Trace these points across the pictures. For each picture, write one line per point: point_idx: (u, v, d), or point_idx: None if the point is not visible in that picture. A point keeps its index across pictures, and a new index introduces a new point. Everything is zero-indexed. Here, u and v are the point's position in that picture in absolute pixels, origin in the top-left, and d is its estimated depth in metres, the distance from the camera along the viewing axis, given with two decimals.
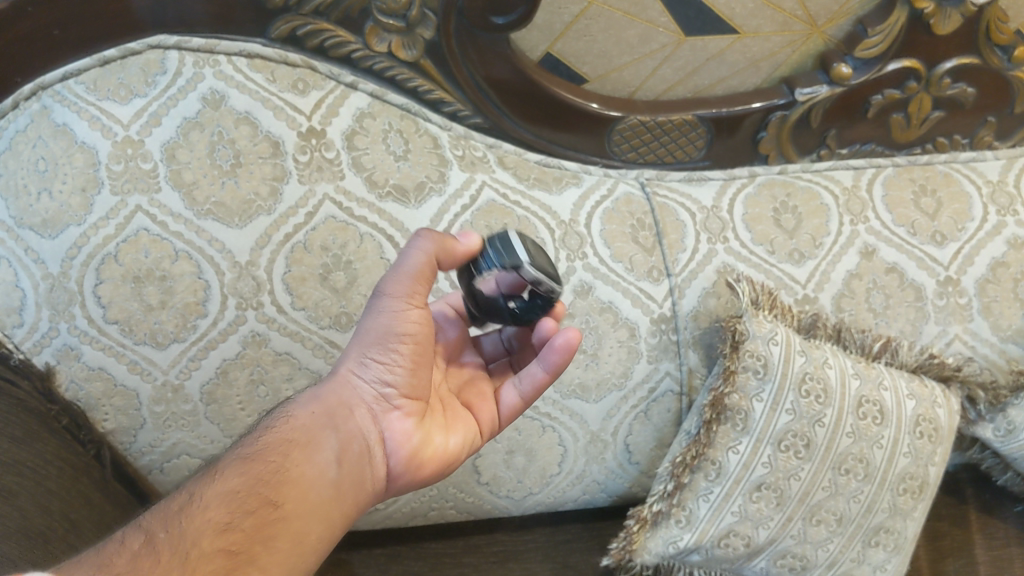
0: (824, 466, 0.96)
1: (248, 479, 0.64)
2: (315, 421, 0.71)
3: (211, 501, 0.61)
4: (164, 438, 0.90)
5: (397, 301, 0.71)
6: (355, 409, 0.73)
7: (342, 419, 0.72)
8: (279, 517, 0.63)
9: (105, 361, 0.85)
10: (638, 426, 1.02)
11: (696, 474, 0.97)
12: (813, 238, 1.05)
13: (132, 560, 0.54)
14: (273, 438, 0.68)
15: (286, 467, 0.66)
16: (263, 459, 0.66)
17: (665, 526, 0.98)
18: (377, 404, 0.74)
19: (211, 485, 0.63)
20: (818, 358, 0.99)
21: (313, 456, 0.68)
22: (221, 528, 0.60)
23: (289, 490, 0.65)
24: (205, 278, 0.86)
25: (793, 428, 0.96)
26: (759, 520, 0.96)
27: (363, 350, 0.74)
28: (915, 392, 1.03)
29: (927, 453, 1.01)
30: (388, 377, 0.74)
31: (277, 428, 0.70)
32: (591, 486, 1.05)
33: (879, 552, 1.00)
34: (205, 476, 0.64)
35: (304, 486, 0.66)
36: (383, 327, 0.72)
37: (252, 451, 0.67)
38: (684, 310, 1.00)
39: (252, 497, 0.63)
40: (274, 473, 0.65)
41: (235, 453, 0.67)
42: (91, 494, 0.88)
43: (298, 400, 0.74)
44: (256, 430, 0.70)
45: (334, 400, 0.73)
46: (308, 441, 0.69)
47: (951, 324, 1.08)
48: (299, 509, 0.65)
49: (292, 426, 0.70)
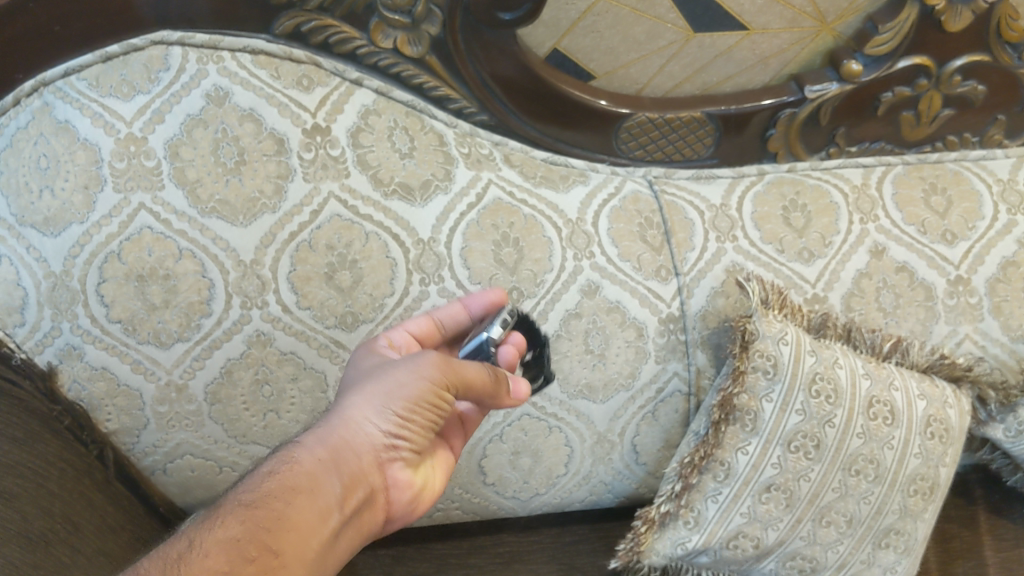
0: (834, 467, 0.95)
1: (252, 524, 0.56)
2: (325, 466, 0.62)
3: (212, 550, 0.54)
4: (167, 438, 0.89)
5: (434, 380, 0.67)
6: (367, 461, 0.65)
7: (353, 467, 0.64)
8: (283, 565, 0.55)
9: (107, 360, 0.85)
10: (645, 427, 1.01)
11: (704, 474, 0.96)
12: (822, 237, 1.04)
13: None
14: (280, 482, 0.59)
15: (292, 509, 0.58)
16: (267, 503, 0.57)
17: (672, 527, 0.97)
18: (383, 452, 0.67)
19: (210, 533, 0.55)
20: (828, 359, 0.98)
21: (324, 503, 0.60)
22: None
23: (295, 535, 0.57)
24: (209, 277, 0.85)
25: (802, 429, 0.94)
26: (768, 522, 0.95)
27: (376, 405, 0.66)
28: (925, 392, 1.02)
29: (938, 454, 1.00)
30: (400, 432, 0.67)
31: (281, 472, 0.60)
32: (598, 487, 1.04)
33: (889, 553, 0.99)
34: (204, 525, 0.56)
35: (311, 528, 0.58)
36: (406, 389, 0.67)
37: (253, 495, 0.58)
38: (693, 310, 0.99)
39: (254, 545, 0.55)
40: (279, 513, 0.57)
41: (235, 497, 0.58)
42: (92, 496, 0.87)
43: (298, 439, 0.65)
44: (255, 474, 0.60)
45: (342, 446, 0.64)
46: (320, 487, 0.60)
47: (961, 324, 1.07)
48: (303, 557, 0.57)
49: (301, 470, 0.61)
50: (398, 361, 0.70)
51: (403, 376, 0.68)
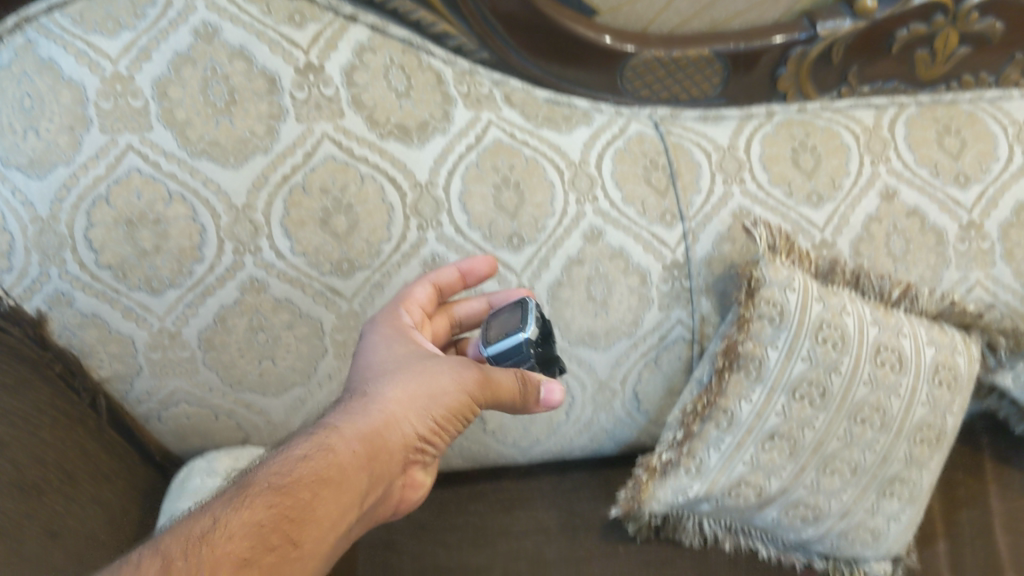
0: (839, 415, 0.94)
1: (280, 509, 0.53)
2: (357, 457, 0.60)
3: (239, 527, 0.50)
4: (161, 386, 0.88)
5: (472, 384, 0.68)
6: (394, 456, 0.64)
7: (381, 462, 0.62)
8: (305, 558, 0.52)
9: (99, 307, 0.83)
10: (647, 374, 1.00)
11: (706, 423, 0.95)
12: (832, 179, 1.00)
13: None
14: (313, 465, 0.56)
15: (325, 499, 0.55)
16: (297, 487, 0.54)
17: (674, 475, 0.96)
18: (409, 453, 0.66)
19: (238, 511, 0.52)
20: (835, 306, 0.94)
21: (349, 495, 0.57)
22: (245, 563, 0.48)
23: (321, 527, 0.54)
24: (200, 222, 0.82)
25: (807, 377, 0.92)
26: (771, 470, 0.94)
27: (413, 403, 0.66)
28: (935, 339, 0.99)
29: (946, 402, 0.98)
30: (427, 433, 0.67)
31: (313, 455, 0.57)
32: (599, 435, 1.04)
33: (893, 502, 0.98)
34: (232, 498, 0.53)
35: (334, 524, 0.55)
36: (445, 391, 0.68)
37: (283, 477, 0.55)
38: (698, 256, 0.96)
39: (280, 531, 0.51)
40: (310, 499, 0.54)
41: (267, 476, 0.55)
42: (87, 444, 0.85)
43: (330, 421, 0.63)
44: (286, 454, 0.57)
45: (375, 437, 0.62)
46: (349, 479, 0.58)
47: (972, 270, 1.04)
48: (321, 554, 0.54)
49: (334, 456, 0.58)
50: (433, 363, 0.70)
51: (442, 379, 0.68)
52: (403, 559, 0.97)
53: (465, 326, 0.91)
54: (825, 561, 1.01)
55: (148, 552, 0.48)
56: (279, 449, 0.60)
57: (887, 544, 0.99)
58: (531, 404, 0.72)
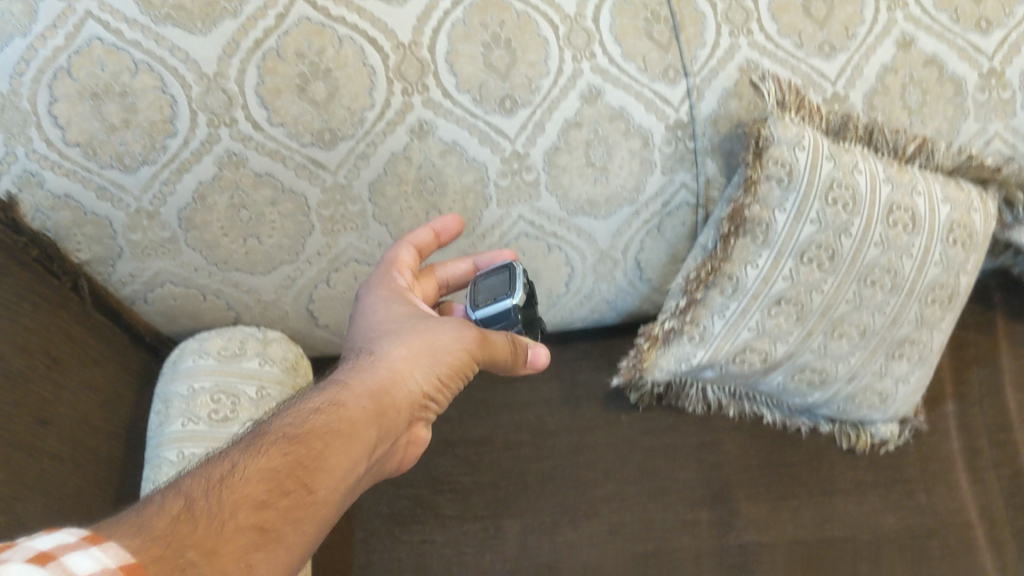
0: (849, 279, 0.90)
1: (294, 455, 0.52)
2: (367, 411, 0.59)
3: (254, 470, 0.50)
4: (145, 267, 0.85)
5: (472, 343, 0.67)
6: (401, 412, 0.62)
7: (388, 417, 0.61)
8: (316, 507, 0.52)
9: (70, 188, 0.78)
10: (650, 242, 0.95)
11: (711, 290, 0.91)
12: (845, 28, 0.86)
13: (171, 534, 0.44)
14: (325, 416, 0.56)
15: (335, 452, 0.54)
16: (309, 436, 0.54)
17: (677, 344, 0.93)
18: (414, 410, 0.65)
19: (253, 456, 0.51)
20: (847, 164, 0.87)
21: (359, 448, 0.56)
22: (259, 508, 0.48)
23: (331, 478, 0.53)
24: (170, 94, 0.75)
25: (816, 240, 0.87)
26: (777, 336, 0.92)
27: (418, 361, 0.65)
28: (950, 197, 0.93)
29: (959, 262, 0.94)
30: (431, 391, 0.65)
31: (324, 407, 0.57)
32: (601, 305, 1.02)
33: (902, 364, 0.96)
34: (249, 443, 0.52)
35: (343, 478, 0.54)
36: (447, 349, 0.66)
37: (296, 425, 0.54)
38: (703, 115, 0.87)
39: (293, 478, 0.51)
40: (321, 449, 0.54)
41: (281, 425, 0.54)
42: (73, 330, 0.83)
43: (336, 376, 0.62)
44: (297, 406, 0.56)
45: (382, 390, 0.61)
46: (359, 431, 0.57)
47: (992, 122, 0.95)
48: (330, 507, 0.53)
49: (344, 410, 0.57)
50: (434, 319, 0.69)
51: (443, 335, 0.66)
52: None
53: (453, 287, 0.86)
54: (830, 424, 1.00)
55: (167, 489, 0.48)
56: (287, 404, 0.59)
57: (894, 406, 0.98)
58: (520, 365, 0.73)
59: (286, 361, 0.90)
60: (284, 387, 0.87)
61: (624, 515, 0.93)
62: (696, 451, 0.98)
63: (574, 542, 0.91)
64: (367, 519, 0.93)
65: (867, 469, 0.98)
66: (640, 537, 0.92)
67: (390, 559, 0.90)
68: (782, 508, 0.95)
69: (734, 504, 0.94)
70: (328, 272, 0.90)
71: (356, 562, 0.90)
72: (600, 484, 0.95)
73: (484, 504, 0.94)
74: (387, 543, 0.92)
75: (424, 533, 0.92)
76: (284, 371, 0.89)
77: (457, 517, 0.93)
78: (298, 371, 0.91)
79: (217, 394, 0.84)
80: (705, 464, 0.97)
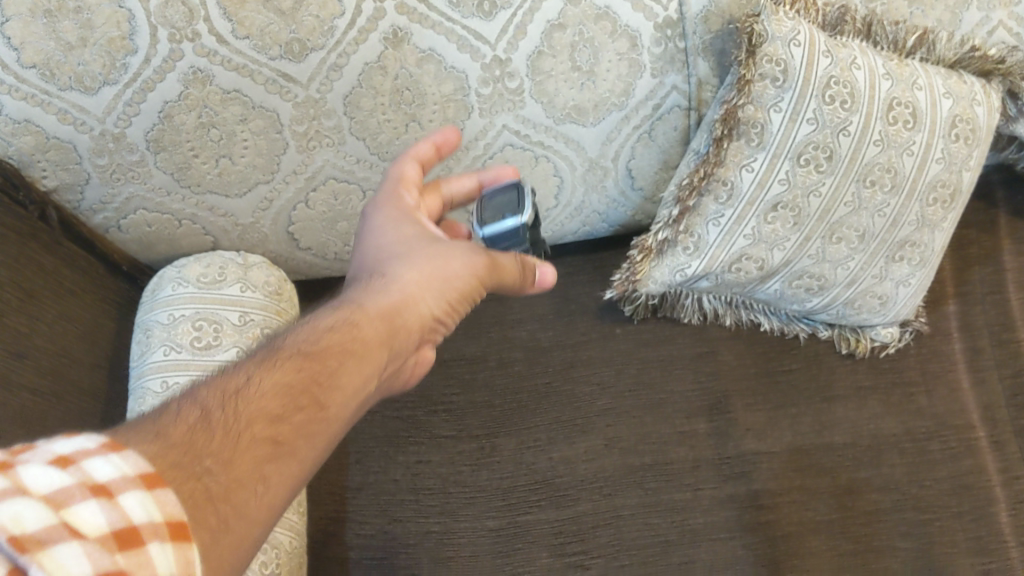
0: (847, 180, 0.86)
1: (306, 372, 0.48)
2: (377, 331, 0.55)
3: (268, 384, 0.46)
4: (116, 193, 0.81)
5: (481, 269, 0.63)
6: (410, 334, 0.59)
7: (399, 338, 0.57)
8: (329, 424, 0.48)
9: (30, 112, 0.73)
10: (641, 148, 0.90)
11: (704, 197, 0.87)
12: None
13: (187, 444, 0.41)
14: (337, 335, 0.52)
15: (349, 371, 0.51)
16: (321, 353, 0.50)
17: (671, 254, 0.91)
18: (422, 334, 0.61)
19: (265, 369, 0.47)
20: (844, 59, 0.83)
21: (370, 368, 0.53)
22: (273, 422, 0.45)
23: (344, 398, 0.50)
24: (127, 7, 0.69)
25: (813, 140, 0.83)
26: (774, 243, 0.89)
27: (428, 282, 0.61)
28: (953, 90, 0.88)
29: (962, 158, 0.90)
30: (439, 317, 0.61)
31: (334, 326, 0.53)
32: (591, 218, 0.99)
33: (902, 267, 0.93)
34: (265, 356, 0.49)
35: (354, 399, 0.51)
36: (457, 274, 0.62)
37: (307, 342, 0.50)
38: (693, 12, 0.80)
39: (308, 395, 0.47)
40: (334, 366, 0.50)
41: (292, 340, 0.51)
42: (43, 260, 0.80)
43: (347, 295, 0.58)
44: (308, 322, 0.53)
45: (392, 311, 0.57)
46: (369, 353, 0.53)
47: (995, 10, 0.90)
48: (342, 427, 0.49)
49: (356, 330, 0.53)
50: (446, 242, 0.65)
51: (454, 260, 0.63)
52: None
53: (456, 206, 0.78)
54: (829, 329, 0.98)
55: (180, 398, 0.44)
56: (298, 322, 0.55)
57: (894, 310, 0.96)
58: (528, 285, 0.69)
59: (269, 286, 0.87)
60: (268, 313, 0.85)
61: (619, 429, 0.92)
62: (693, 362, 0.96)
63: (571, 457, 0.90)
64: (361, 441, 0.92)
65: (867, 373, 0.97)
66: (636, 450, 0.91)
67: (387, 481, 0.89)
68: (782, 416, 0.93)
69: (732, 414, 0.93)
70: (306, 191, 0.86)
71: (351, 485, 0.89)
72: (594, 399, 0.94)
73: (479, 423, 0.93)
74: (382, 464, 0.90)
75: (420, 454, 0.91)
76: (267, 296, 0.86)
77: (452, 437, 0.92)
78: (281, 296, 0.88)
79: (198, 322, 0.81)
80: (701, 375, 0.95)
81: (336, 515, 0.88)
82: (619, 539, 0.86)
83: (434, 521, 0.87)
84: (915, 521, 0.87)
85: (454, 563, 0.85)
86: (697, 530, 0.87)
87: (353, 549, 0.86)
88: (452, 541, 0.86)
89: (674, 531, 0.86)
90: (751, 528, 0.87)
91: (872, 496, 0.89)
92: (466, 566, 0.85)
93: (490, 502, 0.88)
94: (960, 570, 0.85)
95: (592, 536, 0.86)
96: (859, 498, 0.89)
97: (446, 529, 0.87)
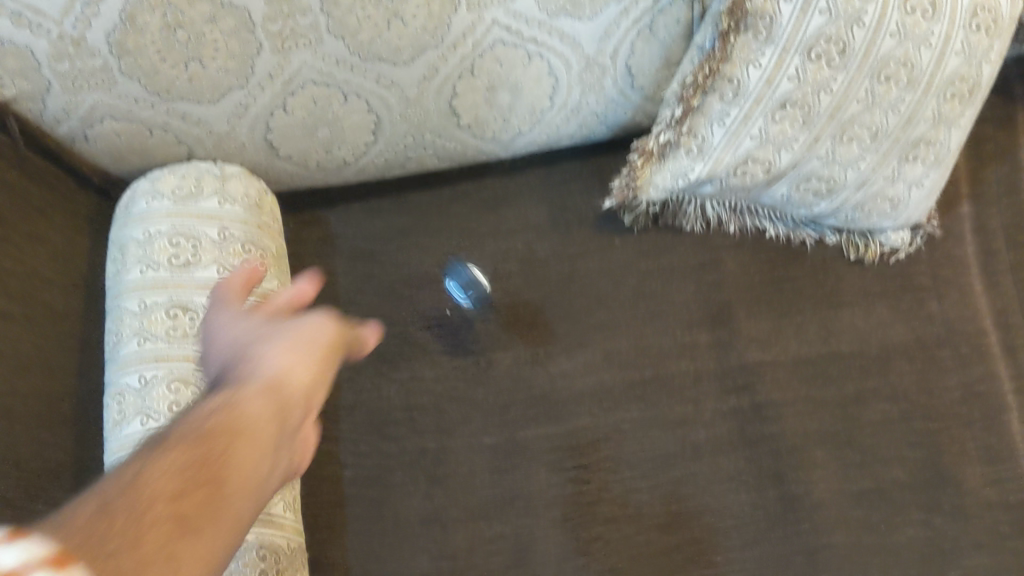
0: (860, 75, 0.80)
1: (195, 454, 0.44)
2: (269, 405, 0.50)
3: (162, 467, 0.43)
4: (80, 102, 0.76)
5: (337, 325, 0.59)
6: (303, 408, 0.53)
7: (292, 411, 0.51)
8: (230, 510, 0.43)
9: None
10: (641, 44, 0.84)
11: (709, 96, 0.83)
12: None
13: (87, 531, 0.38)
14: (220, 415, 0.48)
15: (243, 449, 0.47)
16: (207, 434, 0.46)
17: (673, 158, 0.86)
18: (309, 411, 0.55)
19: (153, 460, 0.43)
20: None
21: (266, 444, 0.48)
22: (173, 500, 0.41)
23: (246, 474, 0.45)
24: None
25: (826, 33, 0.78)
26: (781, 144, 0.84)
27: (300, 350, 0.56)
28: None
29: (983, 50, 0.82)
30: (321, 388, 0.56)
31: (221, 408, 0.48)
32: (589, 120, 0.93)
33: (916, 168, 0.88)
34: (151, 448, 0.45)
35: (257, 478, 0.46)
36: (315, 333, 0.57)
37: (193, 425, 0.46)
38: None
39: (204, 473, 0.43)
40: (224, 454, 0.45)
41: (179, 428, 0.46)
42: (9, 177, 0.75)
43: (221, 385, 0.53)
44: (190, 412, 0.48)
45: (277, 380, 0.52)
46: (262, 427, 0.48)
47: None
48: (249, 507, 0.45)
49: (246, 409, 0.49)
50: (302, 313, 0.61)
51: (316, 325, 0.58)
52: (387, 271, 0.93)
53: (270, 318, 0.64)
54: (837, 235, 0.94)
55: (71, 507, 0.40)
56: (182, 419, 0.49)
57: (906, 213, 0.91)
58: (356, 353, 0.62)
59: (249, 198, 0.82)
60: (249, 228, 0.81)
61: (618, 342, 0.89)
62: (695, 272, 0.93)
63: (569, 371, 0.88)
64: (352, 358, 0.89)
65: (877, 279, 0.93)
66: (637, 363, 0.88)
67: (381, 399, 0.87)
68: (787, 326, 0.90)
69: (735, 324, 0.90)
70: (284, 95, 0.81)
71: (343, 403, 0.87)
72: (593, 311, 0.90)
73: (474, 338, 0.90)
74: (375, 382, 0.88)
75: (414, 370, 0.88)
76: (247, 210, 0.81)
77: (447, 353, 0.89)
78: (263, 209, 0.83)
79: (175, 239, 0.77)
80: (704, 284, 0.92)
81: (328, 434, 0.85)
82: (620, 454, 0.84)
83: (430, 439, 0.85)
84: (923, 429, 0.85)
85: (451, 479, 0.83)
86: (699, 443, 0.85)
87: (348, 468, 0.84)
88: (449, 458, 0.84)
89: (675, 445, 0.84)
90: (755, 441, 0.85)
91: (880, 406, 0.86)
92: (463, 484, 0.83)
93: (486, 418, 0.86)
94: (969, 478, 0.83)
95: (593, 451, 0.84)
96: (866, 408, 0.86)
97: (443, 446, 0.85)
